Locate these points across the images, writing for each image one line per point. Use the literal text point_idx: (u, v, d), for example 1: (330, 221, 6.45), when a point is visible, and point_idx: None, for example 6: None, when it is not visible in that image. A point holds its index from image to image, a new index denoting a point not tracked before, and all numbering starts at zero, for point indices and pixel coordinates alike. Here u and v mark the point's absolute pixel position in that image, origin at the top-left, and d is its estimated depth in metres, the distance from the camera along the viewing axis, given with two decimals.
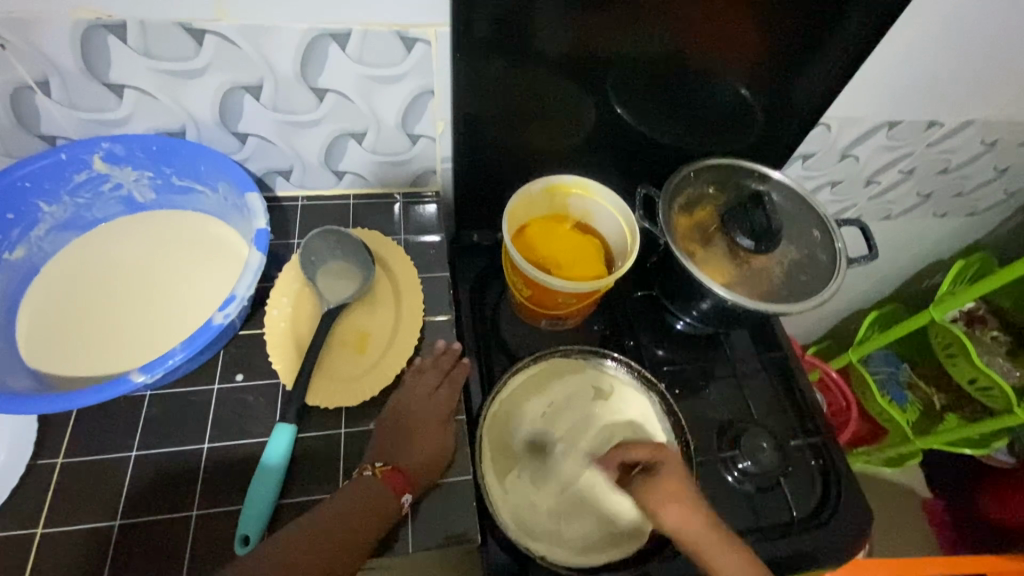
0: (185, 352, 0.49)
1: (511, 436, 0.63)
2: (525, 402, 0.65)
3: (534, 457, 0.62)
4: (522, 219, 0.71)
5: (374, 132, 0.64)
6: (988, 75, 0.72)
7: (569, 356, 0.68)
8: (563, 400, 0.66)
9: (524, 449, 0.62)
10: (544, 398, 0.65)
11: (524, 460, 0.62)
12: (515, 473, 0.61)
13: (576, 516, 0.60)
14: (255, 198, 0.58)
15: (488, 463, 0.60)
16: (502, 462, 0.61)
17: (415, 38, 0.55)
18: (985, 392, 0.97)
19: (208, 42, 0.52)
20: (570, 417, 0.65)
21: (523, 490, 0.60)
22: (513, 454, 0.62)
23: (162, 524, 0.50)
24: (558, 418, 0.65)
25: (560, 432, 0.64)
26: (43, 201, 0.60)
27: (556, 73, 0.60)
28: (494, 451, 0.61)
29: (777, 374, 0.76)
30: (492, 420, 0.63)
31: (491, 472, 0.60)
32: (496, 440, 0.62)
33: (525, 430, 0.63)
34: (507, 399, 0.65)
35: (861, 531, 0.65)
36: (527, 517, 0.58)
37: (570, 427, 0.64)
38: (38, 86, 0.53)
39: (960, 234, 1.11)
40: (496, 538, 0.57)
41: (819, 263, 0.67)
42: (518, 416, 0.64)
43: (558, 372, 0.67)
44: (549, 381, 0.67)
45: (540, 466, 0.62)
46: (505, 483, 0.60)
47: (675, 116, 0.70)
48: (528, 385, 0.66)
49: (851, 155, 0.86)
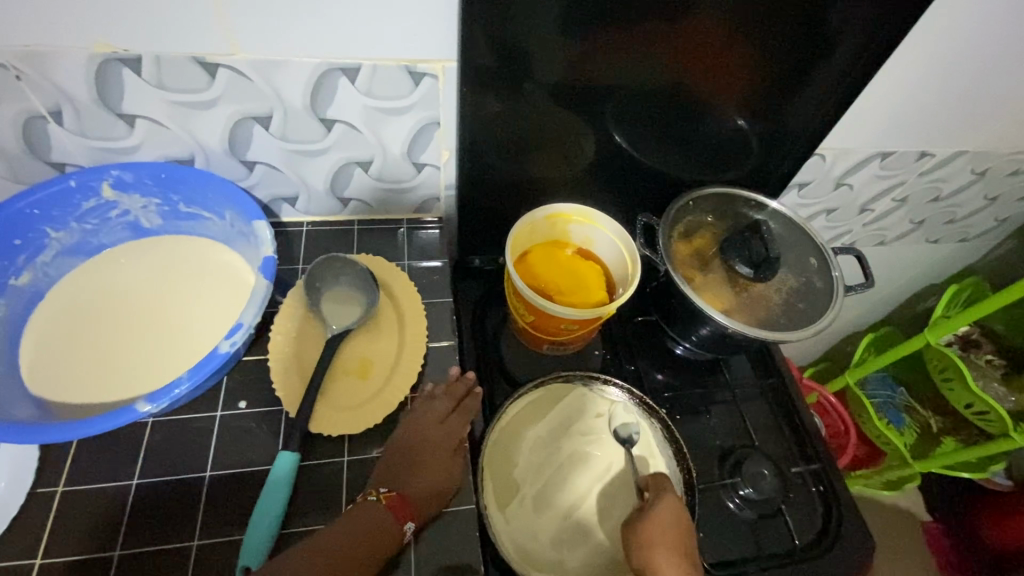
0: (190, 381, 0.49)
1: (511, 463, 0.63)
2: (525, 429, 0.65)
3: (534, 484, 0.62)
4: (524, 246, 0.71)
5: (380, 161, 0.65)
6: (976, 108, 0.74)
7: (569, 380, 0.69)
8: (563, 426, 0.66)
9: (525, 476, 0.62)
10: (544, 424, 0.66)
11: (525, 488, 0.62)
12: (516, 501, 0.61)
13: (578, 542, 0.60)
14: (262, 226, 0.58)
15: (489, 492, 0.60)
16: (504, 491, 0.61)
17: (423, 72, 0.56)
18: (982, 416, 0.97)
19: (220, 74, 0.53)
20: (570, 444, 0.65)
21: (526, 518, 0.60)
22: (514, 482, 0.62)
23: (162, 554, 0.50)
24: (559, 444, 0.65)
25: (561, 458, 0.64)
26: (50, 228, 0.60)
27: (557, 103, 0.62)
28: (495, 480, 0.61)
29: (777, 400, 0.76)
30: (493, 448, 0.63)
31: (493, 501, 0.60)
32: (496, 466, 0.63)
33: (526, 457, 0.64)
34: (507, 426, 0.65)
35: (864, 557, 0.65)
36: (530, 546, 0.58)
37: (571, 453, 0.64)
38: (51, 115, 0.54)
39: (952, 259, 1.13)
40: (495, 563, 0.57)
41: (816, 291, 0.68)
42: (518, 443, 0.64)
43: (557, 397, 0.68)
44: (549, 406, 0.67)
45: (542, 493, 0.62)
46: (507, 512, 0.60)
47: (673, 146, 0.72)
48: (528, 411, 0.67)
49: (845, 184, 0.87)
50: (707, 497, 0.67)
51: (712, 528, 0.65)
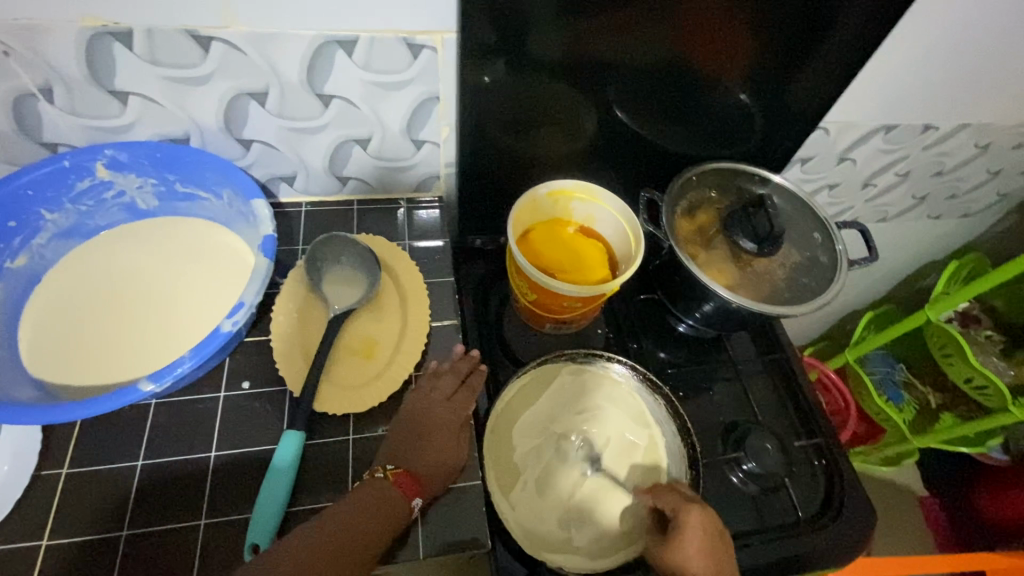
0: (193, 360, 0.48)
1: (510, 449, 0.63)
2: (519, 416, 0.65)
3: (536, 469, 0.62)
4: (526, 223, 0.71)
5: (378, 138, 0.64)
6: (982, 80, 0.73)
7: (561, 361, 0.68)
8: (557, 409, 0.65)
9: (525, 461, 0.62)
10: (538, 407, 0.65)
11: (527, 473, 0.61)
12: (519, 486, 0.61)
13: (585, 520, 0.60)
14: (262, 205, 0.58)
15: (491, 480, 0.60)
16: (506, 478, 0.61)
17: (422, 44, 0.55)
18: (980, 390, 0.98)
19: (214, 49, 0.52)
20: (566, 426, 0.64)
21: (530, 503, 0.60)
22: (515, 467, 0.62)
23: (169, 533, 0.50)
24: (555, 427, 0.64)
25: (557, 441, 0.63)
26: (45, 209, 0.59)
27: (557, 79, 0.61)
28: (496, 467, 0.61)
29: (779, 374, 0.76)
30: (490, 436, 0.63)
31: (497, 489, 0.60)
32: (495, 453, 0.62)
33: (524, 442, 0.63)
34: (502, 412, 0.65)
35: (868, 528, 0.65)
36: (537, 529, 0.58)
37: (568, 434, 0.64)
38: (41, 92, 0.53)
39: (953, 236, 1.13)
40: (506, 546, 0.58)
41: (821, 265, 0.68)
42: (513, 428, 0.64)
43: (549, 379, 0.67)
44: (541, 390, 0.66)
45: (544, 477, 0.61)
46: (512, 498, 0.60)
47: (676, 121, 0.71)
48: (520, 396, 0.66)
49: (848, 159, 0.87)
50: (710, 473, 0.67)
51: (716, 502, 0.66)
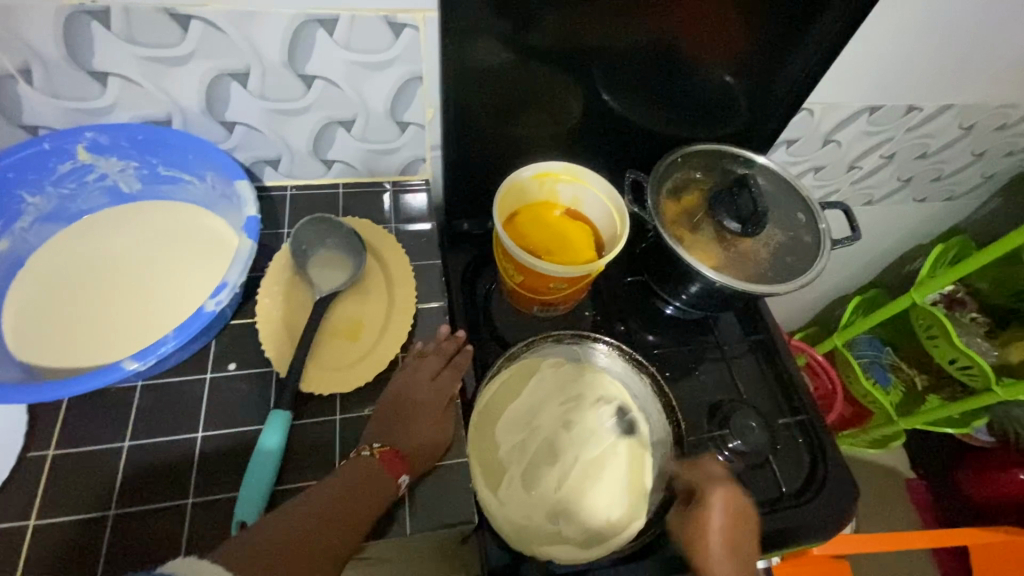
0: (176, 340, 0.48)
1: (495, 445, 0.62)
2: (502, 411, 0.64)
3: (521, 463, 0.62)
4: (512, 207, 0.71)
5: (362, 120, 0.64)
6: (964, 60, 0.74)
7: (542, 355, 0.68)
8: (539, 401, 0.65)
9: (511, 456, 0.62)
10: (520, 400, 0.65)
11: (512, 468, 0.61)
12: (506, 481, 0.60)
13: (573, 512, 0.60)
14: (245, 186, 0.57)
15: (478, 476, 0.60)
16: (492, 475, 0.61)
17: (404, 23, 0.54)
18: (965, 371, 0.99)
19: (193, 27, 0.51)
20: (549, 418, 0.64)
21: (518, 497, 0.60)
22: (500, 463, 0.61)
23: (157, 511, 0.50)
24: (538, 420, 0.64)
25: (541, 433, 0.64)
26: (26, 192, 0.59)
27: (541, 60, 0.60)
28: (482, 463, 0.61)
29: (764, 354, 0.77)
30: (474, 432, 0.63)
31: (485, 486, 0.60)
32: (481, 450, 0.62)
33: (508, 437, 0.63)
34: (485, 409, 0.64)
35: (850, 503, 0.66)
36: (526, 524, 0.58)
37: (551, 426, 0.64)
38: (19, 74, 0.52)
39: (938, 219, 1.14)
40: (494, 537, 0.58)
41: (804, 245, 0.69)
42: (497, 424, 0.64)
43: (531, 373, 0.67)
44: (523, 384, 0.66)
45: (529, 471, 0.61)
46: (500, 494, 0.60)
47: (661, 103, 0.71)
48: (502, 391, 0.66)
49: (833, 141, 0.87)
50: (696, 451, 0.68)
51: None
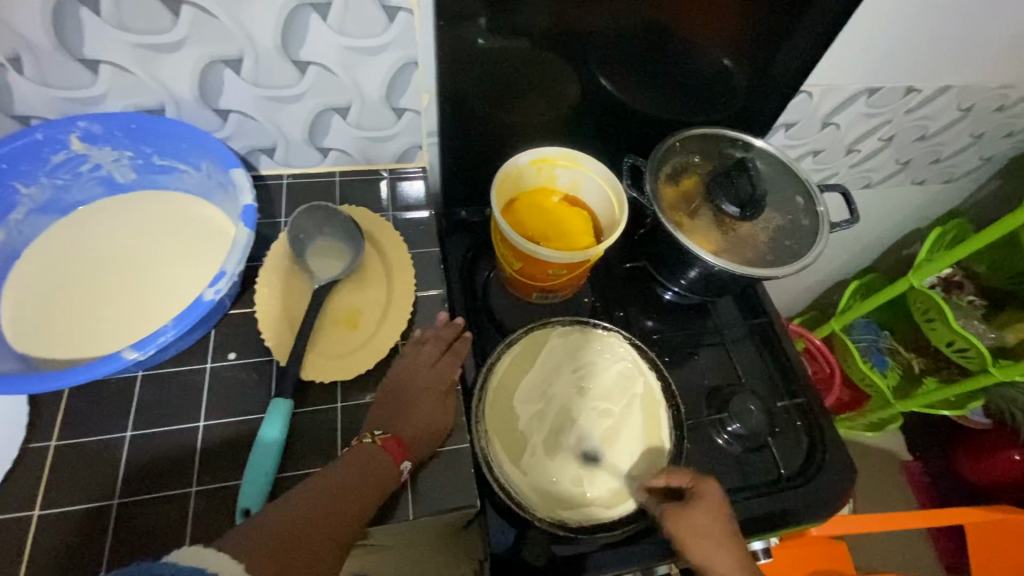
0: (176, 329, 0.48)
1: (513, 418, 0.63)
2: (515, 384, 0.65)
3: (542, 432, 0.62)
4: (511, 193, 0.71)
5: (357, 107, 0.64)
6: (962, 41, 0.73)
7: (548, 328, 0.68)
8: (553, 372, 0.66)
9: (530, 426, 0.62)
10: (533, 374, 0.65)
11: (533, 438, 0.62)
12: (527, 452, 0.61)
13: (596, 473, 0.61)
14: (240, 175, 0.57)
15: (499, 447, 0.60)
16: (513, 446, 0.61)
17: (397, 7, 0.53)
18: (962, 353, 1.00)
19: (184, 13, 0.51)
20: (563, 387, 0.65)
21: (540, 465, 0.60)
22: (522, 435, 0.62)
23: (161, 500, 0.50)
24: (553, 389, 0.65)
25: (557, 402, 0.64)
26: (20, 183, 0.59)
27: (536, 45, 0.60)
28: (502, 438, 0.61)
29: (763, 340, 0.78)
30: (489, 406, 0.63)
31: (506, 459, 0.60)
32: (498, 424, 0.62)
33: (525, 409, 0.63)
34: (497, 386, 0.64)
35: (846, 485, 0.67)
36: (552, 490, 0.59)
37: (567, 394, 0.65)
38: (9, 62, 0.52)
39: (935, 202, 1.14)
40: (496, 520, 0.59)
41: (802, 228, 0.69)
42: (512, 398, 0.64)
43: (540, 346, 0.67)
44: (534, 358, 0.66)
45: (551, 438, 0.62)
46: (523, 464, 0.60)
47: (658, 87, 0.70)
48: (513, 367, 0.66)
49: (832, 123, 0.87)
50: (695, 435, 0.69)
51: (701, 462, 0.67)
